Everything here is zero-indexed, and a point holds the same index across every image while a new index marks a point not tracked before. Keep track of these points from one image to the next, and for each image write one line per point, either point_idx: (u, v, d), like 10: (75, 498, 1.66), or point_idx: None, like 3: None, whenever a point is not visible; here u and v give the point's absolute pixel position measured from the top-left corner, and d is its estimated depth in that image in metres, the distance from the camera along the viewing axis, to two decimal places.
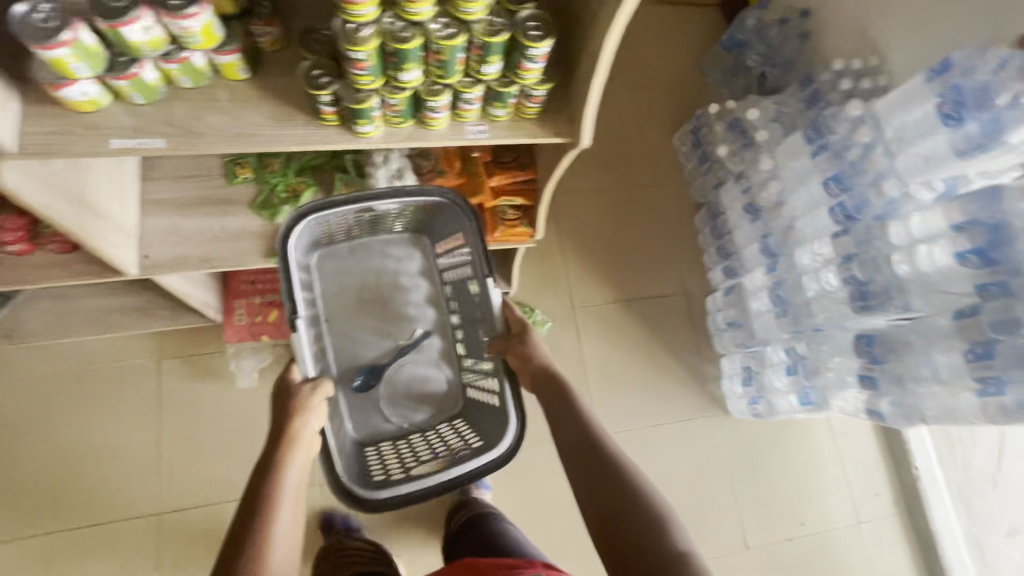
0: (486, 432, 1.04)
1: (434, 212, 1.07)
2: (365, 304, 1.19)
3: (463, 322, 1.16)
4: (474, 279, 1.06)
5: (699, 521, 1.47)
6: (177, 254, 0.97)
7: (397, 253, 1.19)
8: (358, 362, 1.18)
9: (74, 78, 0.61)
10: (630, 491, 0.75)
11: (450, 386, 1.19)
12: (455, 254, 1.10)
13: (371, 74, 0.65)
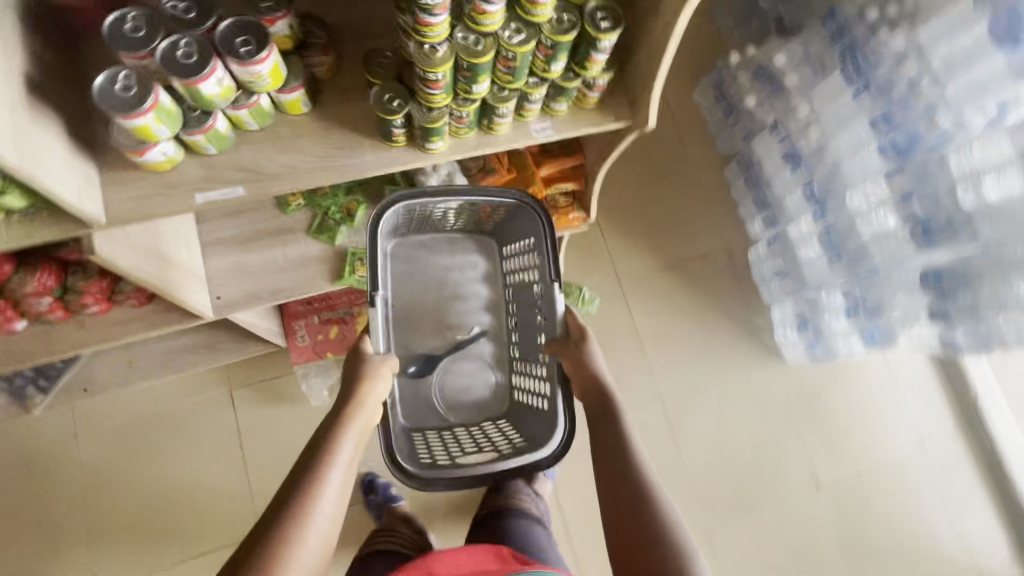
0: (532, 435, 1.01)
1: (511, 213, 1.07)
2: (431, 300, 1.18)
3: (520, 328, 1.14)
4: (538, 282, 1.05)
5: (770, 466, 1.51)
6: (248, 291, 0.98)
7: (463, 252, 1.19)
8: (414, 351, 1.16)
9: (156, 141, 0.62)
10: (672, 551, 0.68)
11: (499, 384, 1.17)
12: (524, 257, 1.09)
13: (445, 93, 0.67)
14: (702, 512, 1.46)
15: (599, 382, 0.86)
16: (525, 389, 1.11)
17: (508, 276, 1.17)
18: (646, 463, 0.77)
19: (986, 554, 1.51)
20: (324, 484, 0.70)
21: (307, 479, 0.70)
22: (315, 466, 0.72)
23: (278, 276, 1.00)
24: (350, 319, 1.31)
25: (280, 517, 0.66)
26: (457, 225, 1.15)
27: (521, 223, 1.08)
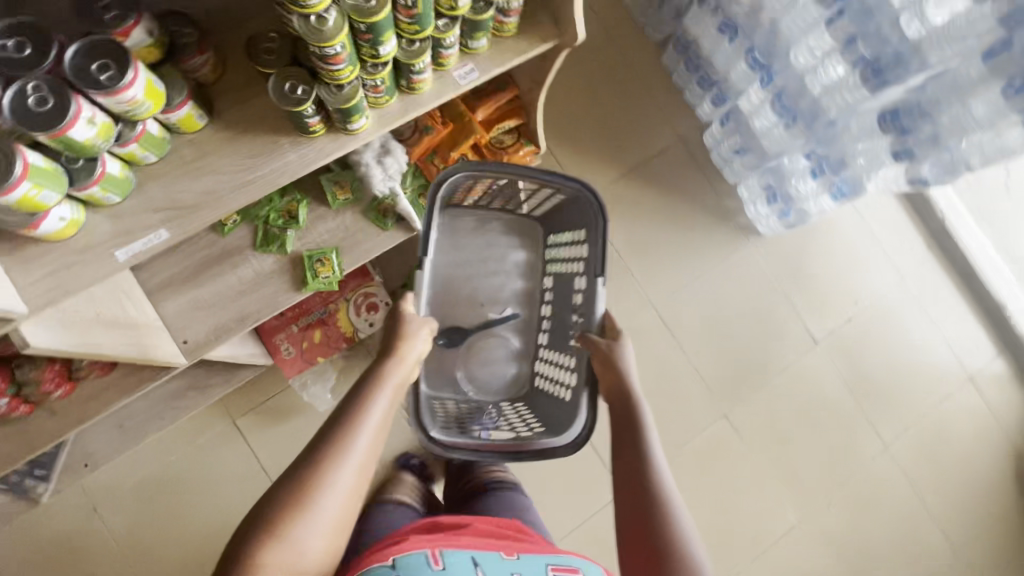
0: (551, 421, 1.01)
1: (566, 204, 1.08)
2: (475, 275, 1.19)
3: (553, 319, 1.14)
4: (584, 274, 1.04)
5: (769, 337, 1.57)
6: (214, 326, 0.92)
7: (505, 233, 1.19)
8: (447, 321, 1.16)
9: (46, 209, 0.55)
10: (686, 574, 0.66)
11: (522, 367, 1.17)
12: (570, 249, 1.09)
13: (350, 65, 0.60)
14: (718, 398, 1.53)
15: (623, 386, 0.84)
16: (547, 375, 1.10)
17: (548, 266, 1.17)
18: (668, 476, 0.74)
19: (970, 356, 1.65)
20: (358, 428, 0.71)
21: (344, 424, 0.72)
22: (352, 414, 0.73)
23: (241, 302, 0.94)
24: (329, 317, 1.27)
25: (317, 455, 0.68)
26: (505, 203, 1.16)
27: (570, 213, 1.08)
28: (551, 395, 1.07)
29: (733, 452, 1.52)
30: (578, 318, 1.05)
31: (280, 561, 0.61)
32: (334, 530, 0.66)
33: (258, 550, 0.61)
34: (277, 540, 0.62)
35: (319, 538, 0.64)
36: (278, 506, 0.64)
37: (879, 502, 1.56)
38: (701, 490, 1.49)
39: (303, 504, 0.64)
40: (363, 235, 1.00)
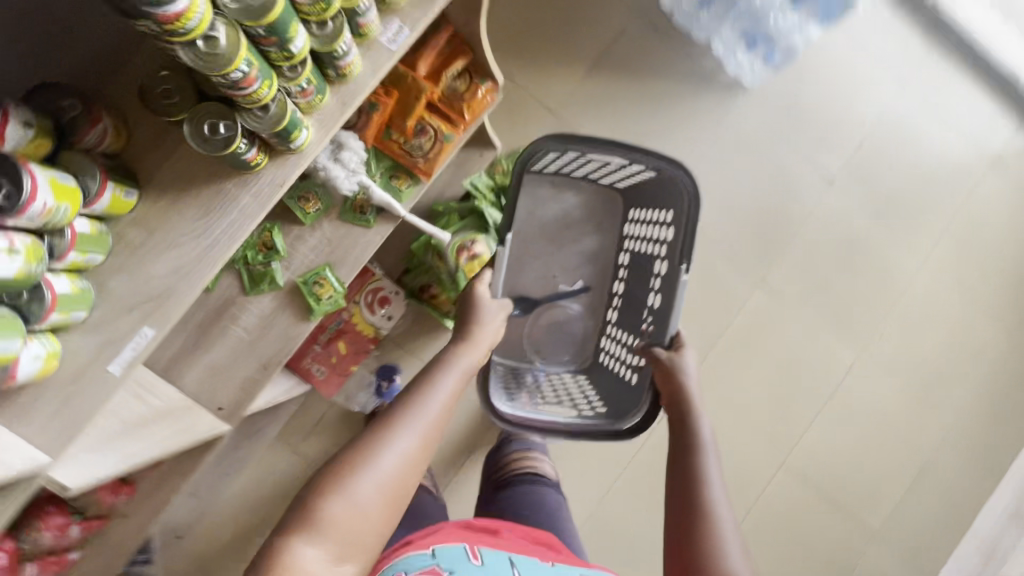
0: (612, 403, 1.04)
1: (654, 183, 1.05)
2: (554, 243, 1.21)
3: (624, 298, 1.15)
4: (664, 260, 1.03)
5: (785, 191, 1.49)
6: (240, 385, 0.89)
7: (583, 200, 1.19)
8: (515, 289, 1.20)
9: (12, 358, 0.49)
10: None
11: (587, 342, 1.20)
12: (653, 229, 1.07)
13: (266, 79, 0.53)
14: (750, 269, 1.49)
15: (682, 397, 0.83)
16: (611, 353, 1.13)
17: (626, 244, 1.17)
18: (716, 492, 0.71)
19: (991, 138, 1.57)
20: (427, 396, 0.75)
21: (414, 394, 0.75)
22: (424, 385, 0.77)
23: (255, 351, 0.89)
24: (347, 325, 1.24)
25: (388, 418, 0.72)
26: (587, 173, 1.14)
27: (657, 193, 1.05)
28: (613, 374, 1.10)
29: (778, 316, 1.50)
30: (653, 305, 1.05)
31: (337, 509, 0.63)
32: (389, 487, 0.67)
33: (320, 494, 0.64)
34: (337, 487, 0.64)
35: (374, 489, 0.65)
36: (345, 458, 0.67)
37: (927, 313, 1.56)
38: (757, 362, 1.50)
39: (367, 457, 0.67)
40: (349, 240, 0.92)
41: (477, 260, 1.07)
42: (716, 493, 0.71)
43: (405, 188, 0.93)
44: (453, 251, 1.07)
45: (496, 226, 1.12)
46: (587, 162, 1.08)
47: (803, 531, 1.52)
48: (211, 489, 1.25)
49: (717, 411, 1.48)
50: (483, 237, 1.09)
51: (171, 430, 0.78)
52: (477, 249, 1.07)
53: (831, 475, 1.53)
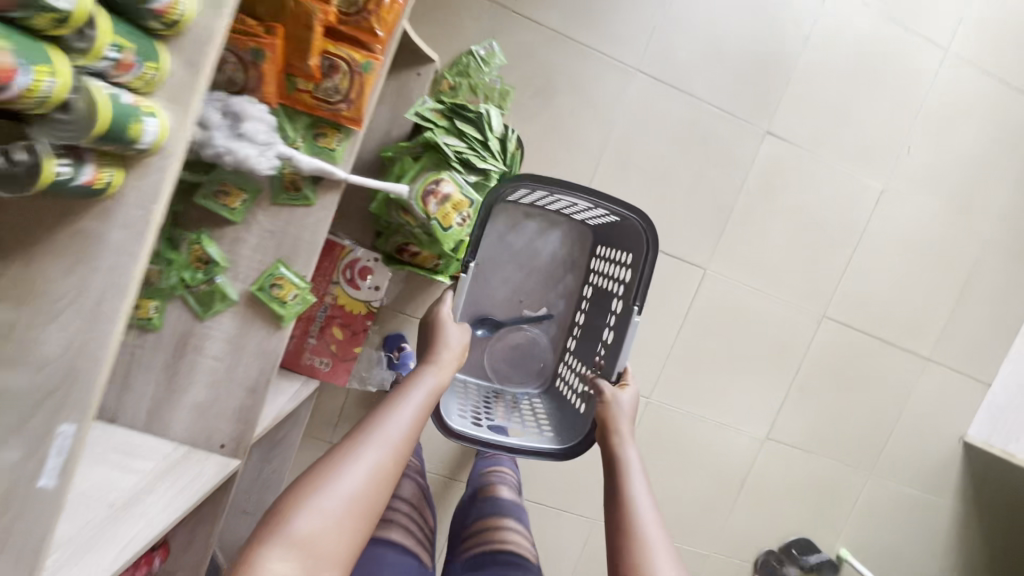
0: (560, 428, 1.24)
1: (619, 228, 1.23)
2: (530, 269, 1.39)
3: (583, 328, 1.35)
4: (621, 299, 1.21)
5: (778, 17, 1.26)
6: (235, 417, 0.80)
7: (559, 232, 1.38)
8: (483, 312, 1.39)
9: None
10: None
11: (547, 364, 1.42)
12: (613, 265, 1.26)
13: (49, 67, 0.40)
14: (752, 120, 1.31)
15: (615, 427, 1.05)
16: (567, 379, 1.34)
17: (591, 277, 1.36)
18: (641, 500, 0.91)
19: None
20: (387, 417, 0.85)
21: (376, 416, 0.85)
22: (386, 407, 0.87)
23: (237, 376, 0.79)
24: (335, 309, 1.14)
25: (352, 439, 0.81)
26: (561, 209, 1.32)
27: (619, 239, 1.23)
28: (566, 402, 1.30)
29: (792, 163, 1.34)
30: (607, 338, 1.24)
31: (304, 525, 0.70)
32: (352, 501, 0.75)
33: (287, 512, 0.71)
34: (303, 505, 0.72)
35: (337, 503, 0.74)
36: (310, 479, 0.75)
37: (954, 115, 1.39)
38: (777, 220, 1.37)
39: (333, 476, 0.76)
40: (295, 225, 0.77)
41: (450, 201, 0.90)
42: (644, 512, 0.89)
43: (338, 148, 0.77)
44: (418, 201, 0.90)
45: (461, 155, 0.93)
46: (557, 202, 1.27)
47: (853, 374, 1.48)
48: (257, 505, 1.21)
49: (746, 283, 1.38)
50: (447, 173, 0.91)
51: (169, 490, 0.71)
52: (445, 190, 0.90)
53: (875, 313, 1.46)
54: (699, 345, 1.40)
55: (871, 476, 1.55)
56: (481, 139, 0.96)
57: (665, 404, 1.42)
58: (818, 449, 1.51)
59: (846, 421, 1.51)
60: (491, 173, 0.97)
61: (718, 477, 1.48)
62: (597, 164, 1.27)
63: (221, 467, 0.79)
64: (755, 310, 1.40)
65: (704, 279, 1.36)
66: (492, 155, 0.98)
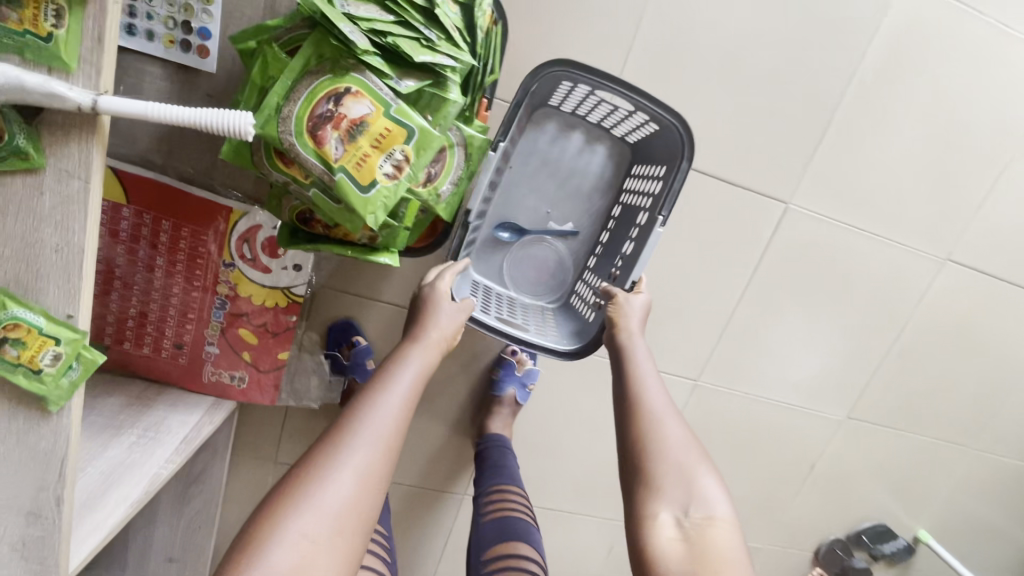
0: (572, 335, 0.83)
1: (658, 139, 0.79)
2: (554, 191, 0.88)
3: (605, 246, 0.88)
4: (646, 211, 0.79)
5: None
6: (19, 556, 0.46)
7: (599, 148, 0.88)
8: (506, 212, 0.87)
9: None
10: (649, 496, 0.57)
11: (565, 287, 0.92)
12: (647, 181, 0.81)
13: None
14: None
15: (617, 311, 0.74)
16: (582, 297, 0.88)
17: (622, 195, 0.88)
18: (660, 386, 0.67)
19: None
20: (384, 396, 0.57)
21: (369, 394, 0.57)
22: (383, 380, 0.59)
23: (3, 495, 0.44)
24: (238, 302, 0.76)
25: (336, 428, 0.54)
26: (602, 120, 0.85)
27: (660, 145, 0.79)
28: (578, 313, 0.87)
29: (936, 27, 0.85)
30: (627, 251, 0.80)
31: (274, 568, 0.45)
32: (344, 518, 0.49)
33: (246, 556, 0.46)
34: (273, 538, 0.46)
35: (325, 528, 0.48)
36: (283, 497, 0.49)
37: None
38: (900, 122, 0.90)
39: (313, 488, 0.49)
40: (20, 215, 0.36)
41: (366, 133, 0.47)
42: (661, 408, 0.64)
43: (59, 34, 0.33)
44: (305, 138, 0.47)
45: (381, 37, 0.48)
46: (595, 102, 0.80)
47: (975, 334, 1.09)
48: (188, 551, 0.92)
49: (845, 220, 0.95)
50: (355, 78, 0.47)
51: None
52: (355, 112, 0.47)
53: (1018, 250, 1.03)
54: (771, 308, 1.01)
55: (972, 451, 1.23)
56: (422, 4, 0.50)
57: (719, 386, 1.06)
58: (912, 424, 1.17)
59: (953, 390, 1.15)
60: (445, 71, 0.51)
61: (782, 466, 1.16)
62: (631, 45, 0.78)
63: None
64: (853, 256, 0.98)
65: (785, 218, 0.93)
66: (447, 37, 0.52)
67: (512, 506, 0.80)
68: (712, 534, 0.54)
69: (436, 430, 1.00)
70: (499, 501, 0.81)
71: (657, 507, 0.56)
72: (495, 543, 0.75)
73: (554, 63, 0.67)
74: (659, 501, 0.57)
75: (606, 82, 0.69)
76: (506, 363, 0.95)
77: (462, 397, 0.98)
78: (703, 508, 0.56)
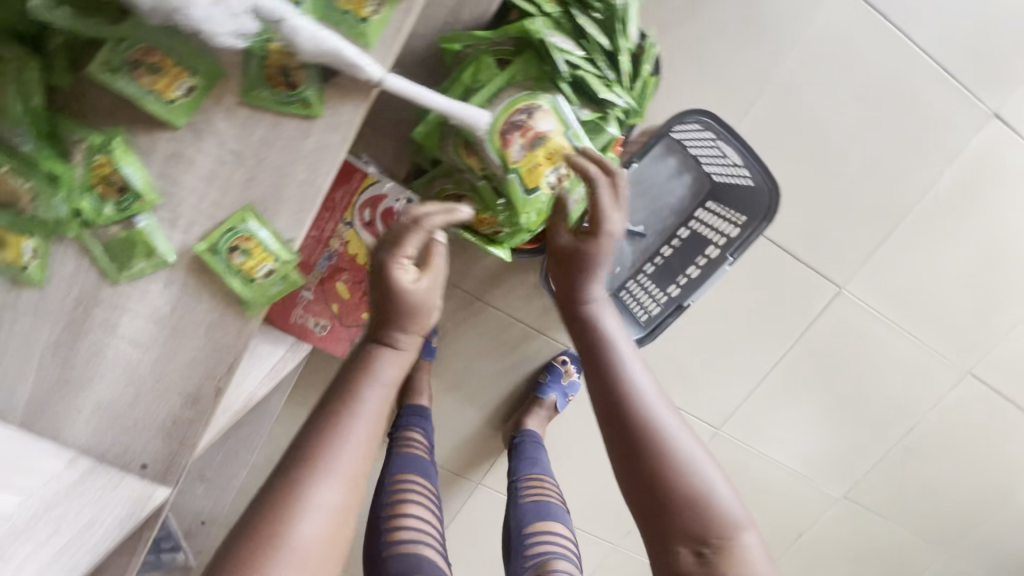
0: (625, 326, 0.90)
1: (745, 192, 0.82)
2: (632, 199, 0.89)
3: (664, 259, 0.90)
4: (716, 252, 0.84)
5: None
6: (165, 432, 0.53)
7: (685, 179, 0.88)
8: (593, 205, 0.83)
9: None
10: (670, 526, 0.50)
11: (615, 278, 0.93)
12: (721, 219, 0.85)
13: None
14: (978, 94, 0.89)
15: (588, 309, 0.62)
16: (636, 297, 0.92)
17: (693, 220, 0.88)
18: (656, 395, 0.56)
19: None
20: (350, 423, 0.50)
21: (332, 426, 0.50)
22: (345, 405, 0.51)
23: (172, 376, 0.50)
24: (342, 259, 0.80)
25: (293, 472, 0.47)
26: (700, 154, 0.85)
27: (744, 197, 0.82)
28: (628, 309, 0.92)
29: (1009, 165, 0.94)
30: (692, 276, 0.86)
31: None
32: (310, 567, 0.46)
33: None
34: None
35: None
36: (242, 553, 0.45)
37: None
38: (957, 240, 0.99)
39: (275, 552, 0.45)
40: (283, 150, 0.43)
41: (543, 147, 0.55)
42: (664, 420, 0.54)
43: (373, 17, 0.41)
44: (495, 138, 0.54)
45: (576, 70, 0.56)
46: (706, 145, 0.81)
47: (979, 448, 1.16)
48: (221, 475, 0.97)
49: (887, 315, 1.03)
50: (547, 98, 0.55)
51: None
52: (541, 126, 0.54)
53: None
54: (800, 378, 1.08)
55: (947, 556, 1.29)
56: (609, 48, 0.59)
57: (735, 439, 1.13)
58: (898, 517, 1.23)
59: (944, 497, 1.21)
60: (614, 109, 0.59)
61: (770, 527, 1.22)
62: (743, 116, 0.87)
63: (119, 523, 0.51)
64: (884, 349, 1.06)
65: (836, 300, 1.01)
66: (619, 81, 0.60)
67: (548, 492, 0.86)
68: (737, 567, 0.48)
69: (470, 416, 1.06)
70: (536, 486, 0.86)
71: (675, 541, 0.50)
72: (538, 518, 0.80)
73: (692, 111, 0.73)
74: (676, 535, 0.50)
75: (731, 137, 0.76)
76: (553, 370, 1.01)
77: (503, 391, 1.05)
78: (723, 533, 0.50)
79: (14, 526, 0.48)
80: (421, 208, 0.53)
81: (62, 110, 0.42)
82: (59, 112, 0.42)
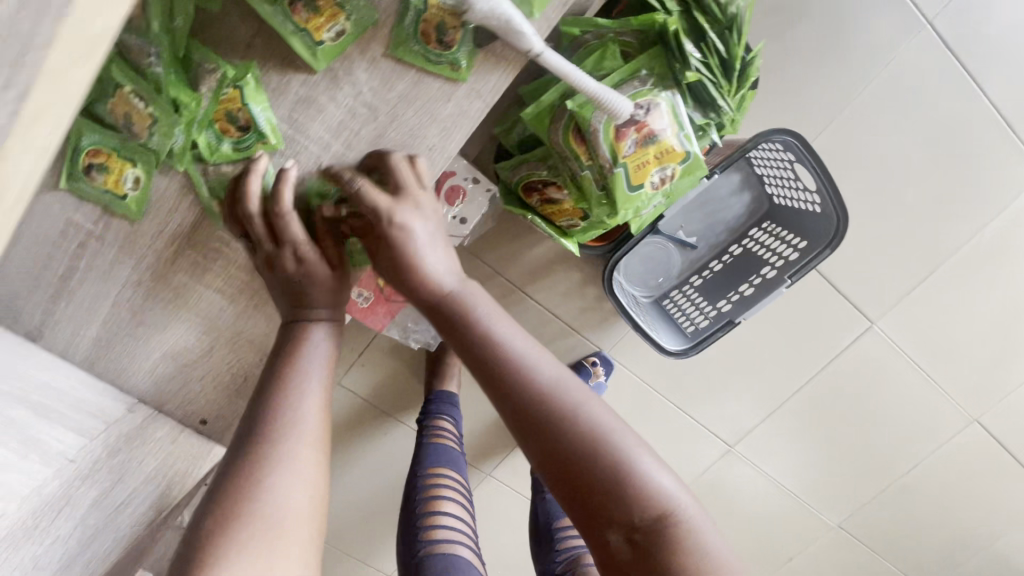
0: (671, 336, 0.92)
1: (808, 219, 0.82)
2: (691, 210, 0.88)
3: (715, 274, 0.91)
4: (771, 275, 0.86)
5: None
6: (235, 388, 0.58)
7: (745, 196, 0.87)
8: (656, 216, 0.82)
9: None
10: (606, 512, 0.44)
11: (663, 287, 0.94)
12: (778, 241, 0.85)
13: None
14: None
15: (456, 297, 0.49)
16: (683, 307, 0.94)
17: (747, 239, 0.88)
18: (563, 374, 0.48)
19: None
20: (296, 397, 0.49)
21: (275, 403, 0.49)
22: (286, 381, 0.50)
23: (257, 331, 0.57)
24: None
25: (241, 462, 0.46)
26: (766, 174, 0.84)
27: (806, 223, 0.83)
28: (673, 318, 0.94)
29: None
30: (744, 294, 0.88)
31: None
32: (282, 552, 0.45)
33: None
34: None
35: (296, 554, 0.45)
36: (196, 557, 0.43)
37: None
38: (992, 291, 1.01)
39: (243, 527, 0.44)
40: (417, 111, 0.49)
41: (655, 145, 0.54)
42: (574, 398, 0.46)
43: None
44: (609, 130, 0.53)
45: (697, 71, 0.54)
46: (779, 166, 0.81)
47: (971, 492, 1.19)
48: None
49: (911, 355, 1.05)
50: (664, 97, 0.54)
51: (30, 559, 0.49)
52: (656, 125, 0.53)
53: None
54: (818, 405, 1.10)
55: None
56: (725, 55, 0.56)
57: (746, 457, 1.14)
58: (883, 549, 1.26)
59: (930, 535, 1.25)
60: (720, 116, 0.58)
61: (762, 545, 1.25)
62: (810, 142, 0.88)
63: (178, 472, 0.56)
64: (902, 387, 1.09)
65: (868, 333, 1.03)
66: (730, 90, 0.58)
67: None
68: (675, 542, 0.44)
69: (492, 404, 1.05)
70: None
71: (605, 528, 0.45)
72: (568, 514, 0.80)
73: (777, 132, 0.72)
74: (606, 522, 0.44)
75: (811, 163, 0.75)
76: (583, 369, 1.00)
77: None
78: (656, 510, 0.44)
79: (81, 470, 0.52)
80: (243, 202, 0.48)
81: (195, 47, 0.45)
82: (193, 48, 0.45)
